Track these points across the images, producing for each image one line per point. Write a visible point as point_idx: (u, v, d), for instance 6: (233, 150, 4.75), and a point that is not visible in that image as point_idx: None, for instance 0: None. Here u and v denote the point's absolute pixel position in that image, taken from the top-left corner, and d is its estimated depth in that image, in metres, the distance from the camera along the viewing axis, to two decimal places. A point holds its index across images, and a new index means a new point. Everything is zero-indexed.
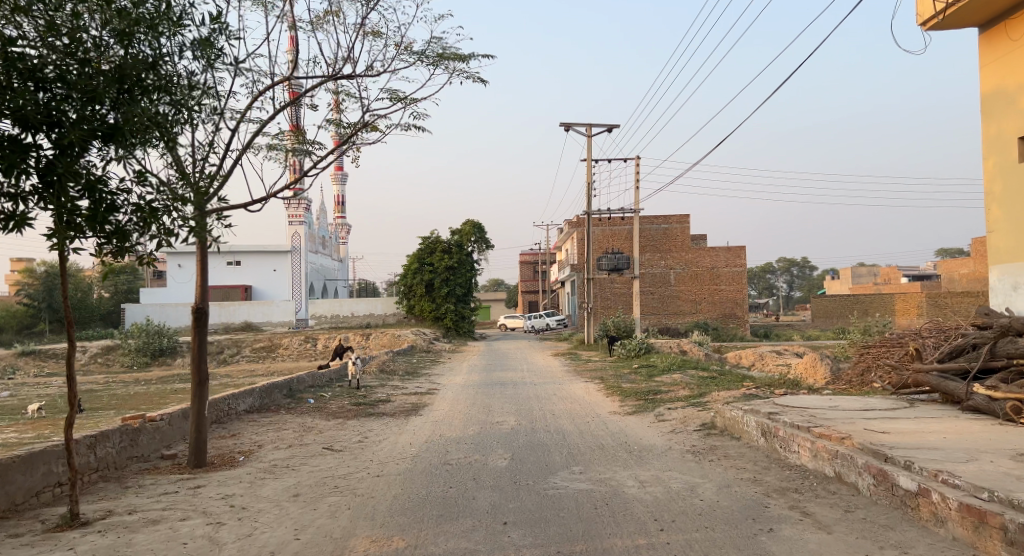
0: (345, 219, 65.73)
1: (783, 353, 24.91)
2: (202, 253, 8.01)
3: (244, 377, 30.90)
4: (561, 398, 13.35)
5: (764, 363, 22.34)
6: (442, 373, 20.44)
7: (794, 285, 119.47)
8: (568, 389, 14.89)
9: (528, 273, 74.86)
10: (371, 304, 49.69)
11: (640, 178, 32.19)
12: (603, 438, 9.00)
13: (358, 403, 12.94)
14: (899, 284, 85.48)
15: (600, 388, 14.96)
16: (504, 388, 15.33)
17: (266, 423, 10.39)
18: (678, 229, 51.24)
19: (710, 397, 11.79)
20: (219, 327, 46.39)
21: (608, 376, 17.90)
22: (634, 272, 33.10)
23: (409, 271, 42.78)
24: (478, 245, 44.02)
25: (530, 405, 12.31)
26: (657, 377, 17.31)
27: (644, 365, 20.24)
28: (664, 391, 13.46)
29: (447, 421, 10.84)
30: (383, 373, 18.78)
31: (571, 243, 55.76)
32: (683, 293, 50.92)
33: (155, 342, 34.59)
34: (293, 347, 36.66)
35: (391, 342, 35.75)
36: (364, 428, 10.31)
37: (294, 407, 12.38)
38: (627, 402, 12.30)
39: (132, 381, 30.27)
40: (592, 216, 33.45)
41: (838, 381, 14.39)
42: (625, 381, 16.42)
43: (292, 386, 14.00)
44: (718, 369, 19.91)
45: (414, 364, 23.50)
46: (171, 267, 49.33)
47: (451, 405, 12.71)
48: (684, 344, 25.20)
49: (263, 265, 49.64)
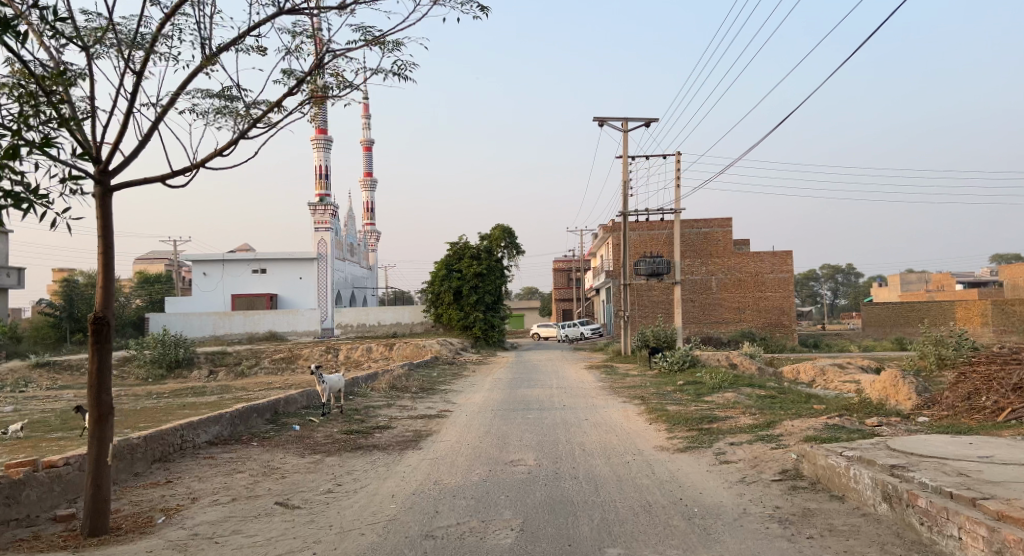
0: (374, 226, 64.42)
1: (846, 367, 22.17)
2: (104, 245, 5.87)
3: (259, 390, 29.08)
4: (593, 426, 11.04)
5: (828, 379, 19.69)
6: (462, 389, 18.28)
7: (838, 293, 115.55)
8: (605, 413, 12.57)
9: (562, 281, 72.68)
10: (398, 313, 47.55)
11: (681, 174, 29.77)
12: (651, 493, 6.66)
13: (350, 432, 10.78)
14: (953, 291, 81.51)
15: (640, 412, 12.59)
16: (527, 412, 13.03)
17: (224, 462, 8.24)
18: (720, 232, 48.37)
19: (782, 429, 9.35)
20: (244, 336, 44.86)
21: (650, 395, 15.48)
22: (675, 277, 30.62)
23: (435, 277, 40.80)
24: (508, 251, 41.89)
25: (555, 436, 10.02)
26: (706, 397, 14.87)
27: (690, 382, 17.79)
28: (720, 417, 11.07)
29: (450, 459, 8.65)
30: (393, 391, 16.66)
31: (605, 248, 53.43)
32: (726, 300, 48.10)
33: (172, 353, 33.02)
34: (314, 358, 34.91)
35: (415, 353, 33.75)
36: (345, 469, 8.15)
37: (271, 436, 10.30)
38: (676, 433, 9.90)
39: (144, 395, 28.56)
40: (629, 217, 30.97)
41: (933, 405, 11.81)
42: (669, 402, 13.98)
43: (277, 409, 11.94)
44: (774, 387, 17.40)
45: (433, 378, 21.41)
46: (196, 275, 48.18)
47: (460, 434, 10.50)
48: (733, 356, 22.65)
49: (288, 273, 48.25)
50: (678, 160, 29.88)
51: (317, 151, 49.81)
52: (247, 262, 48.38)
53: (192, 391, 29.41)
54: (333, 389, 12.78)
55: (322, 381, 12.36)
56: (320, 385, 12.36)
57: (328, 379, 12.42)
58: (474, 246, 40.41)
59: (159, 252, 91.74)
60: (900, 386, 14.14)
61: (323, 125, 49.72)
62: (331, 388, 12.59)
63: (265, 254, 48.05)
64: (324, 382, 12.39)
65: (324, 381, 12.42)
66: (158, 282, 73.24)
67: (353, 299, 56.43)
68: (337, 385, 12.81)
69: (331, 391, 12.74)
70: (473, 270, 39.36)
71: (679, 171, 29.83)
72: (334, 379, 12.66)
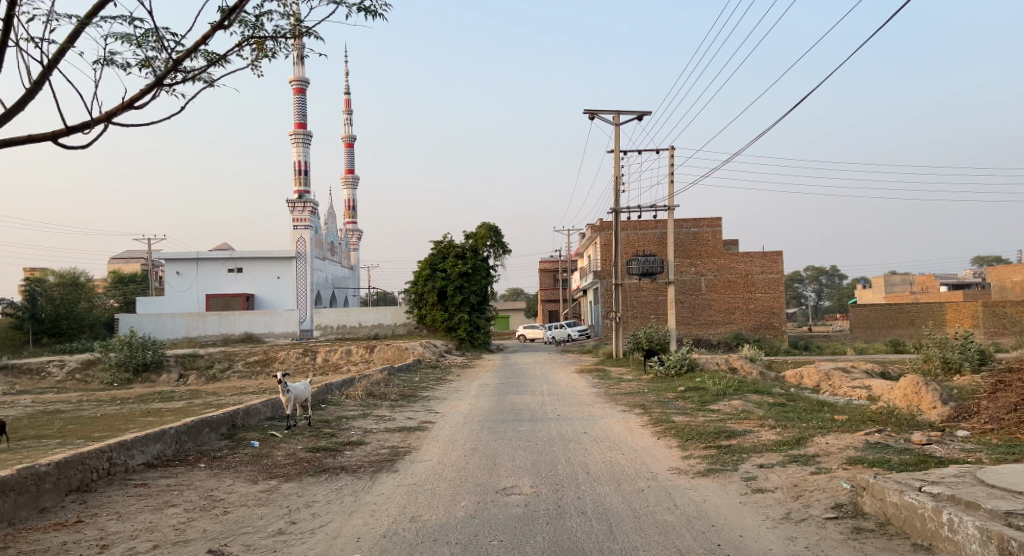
0: (356, 224, 62.99)
1: (851, 371, 21.07)
2: None
3: (231, 395, 27.54)
4: (594, 441, 9.78)
5: (836, 384, 18.52)
6: (446, 396, 16.98)
7: (822, 294, 115.87)
8: (607, 426, 11.26)
9: (548, 281, 71.60)
10: (380, 314, 45.57)
11: (674, 168, 28.62)
12: (678, 538, 5.36)
13: (316, 450, 9.39)
14: (939, 293, 81.26)
15: (644, 424, 11.31)
16: (518, 424, 11.69)
17: (158, 491, 6.83)
18: (710, 232, 47.32)
19: (816, 447, 8.07)
20: (218, 338, 43.16)
21: (651, 404, 14.21)
22: (668, 277, 29.47)
23: (419, 277, 39.32)
24: (494, 250, 40.48)
25: (551, 455, 8.69)
26: (712, 407, 13.61)
27: (691, 388, 16.57)
28: (737, 431, 9.82)
29: (432, 487, 7.30)
30: (371, 399, 15.30)
31: (593, 248, 52.28)
32: (715, 301, 47.07)
33: (139, 356, 31.31)
34: (290, 361, 33.40)
35: (396, 356, 32.34)
36: (306, 500, 6.80)
37: (222, 455, 8.88)
38: (692, 451, 8.62)
39: (107, 400, 26.91)
40: (621, 214, 29.69)
41: (970, 416, 10.62)
42: (675, 412, 12.70)
43: (235, 423, 10.54)
44: (781, 393, 16.22)
45: (414, 383, 20.09)
46: (169, 274, 46.41)
47: (443, 453, 9.13)
48: (732, 359, 21.42)
49: (266, 273, 46.67)
50: (672, 155, 28.74)
51: (296, 147, 48.31)
52: (222, 261, 46.70)
53: (160, 396, 27.81)
54: (298, 399, 11.39)
55: (286, 391, 10.98)
56: (283, 395, 10.96)
57: (292, 387, 11.04)
58: (459, 245, 39.05)
59: (135, 251, 89.52)
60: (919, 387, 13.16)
61: (303, 119, 48.21)
62: (295, 397, 11.22)
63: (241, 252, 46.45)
64: (287, 393, 11.01)
65: (288, 390, 11.03)
66: (133, 282, 71.33)
67: (334, 299, 54.77)
68: (302, 394, 11.42)
69: (296, 400, 11.34)
70: (458, 270, 37.98)
71: (673, 167, 28.67)
72: (298, 387, 11.27)
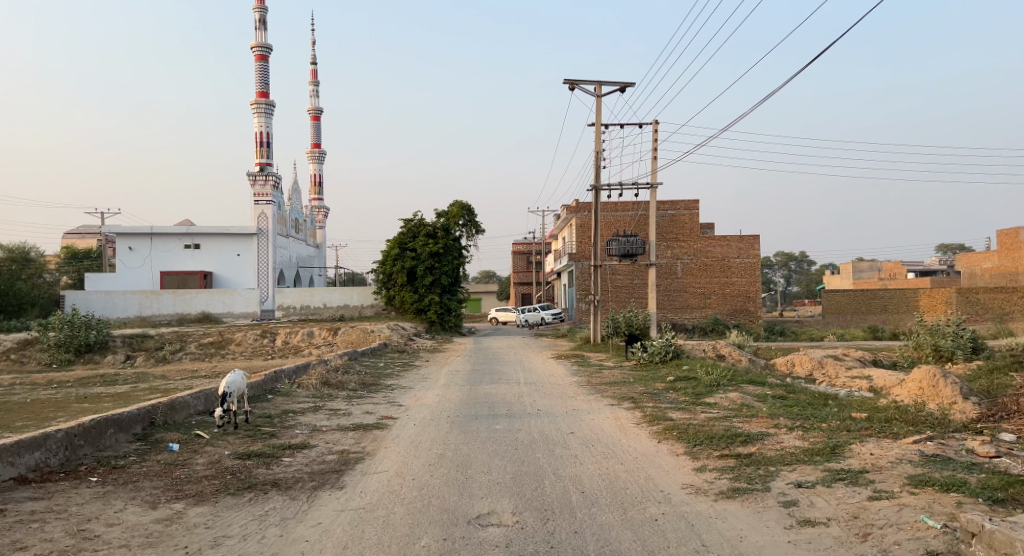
0: (322, 201, 60.78)
1: (843, 359, 19.83)
2: None
3: (181, 379, 25.56)
4: (585, 446, 8.25)
5: (832, 374, 17.22)
6: (412, 385, 15.33)
7: (792, 280, 116.39)
8: (596, 426, 9.77)
9: (521, 264, 70.07)
10: (345, 294, 43.35)
11: (657, 143, 27.14)
12: None
13: (246, 457, 7.68)
14: (906, 279, 81.73)
15: (640, 424, 9.71)
16: (493, 422, 10.13)
17: (12, 523, 5.12)
18: (686, 214, 46.36)
19: (860, 457, 6.50)
20: (173, 317, 40.87)
21: (641, 397, 12.68)
22: (649, 259, 27.99)
23: (387, 257, 37.46)
24: (466, 229, 38.75)
25: (536, 467, 7.11)
26: (709, 401, 12.10)
27: (680, 378, 15.11)
28: (753, 434, 8.21)
29: (385, 513, 5.69)
30: (325, 388, 13.58)
31: (569, 230, 50.87)
32: (691, 285, 45.97)
33: (82, 336, 29.11)
34: (247, 344, 31.41)
35: (361, 339, 30.57)
36: (215, 535, 5.15)
37: (126, 464, 7.15)
38: (706, 463, 7.01)
39: (42, 383, 24.80)
40: (600, 190, 28.15)
41: (1011, 417, 9.20)
42: (669, 408, 11.13)
43: (153, 420, 8.78)
44: (778, 384, 14.83)
45: (377, 370, 18.42)
46: (121, 249, 43.79)
47: (404, 462, 7.50)
48: (719, 345, 20.03)
49: (225, 250, 44.42)
50: (654, 130, 27.23)
51: (257, 117, 45.95)
52: (178, 236, 44.24)
53: (102, 379, 25.75)
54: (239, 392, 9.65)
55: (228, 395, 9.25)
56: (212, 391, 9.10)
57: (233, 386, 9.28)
58: (430, 224, 37.32)
59: (93, 225, 86.06)
60: (931, 376, 11.90)
61: (265, 88, 45.84)
62: (228, 393, 9.43)
63: (199, 227, 44.11)
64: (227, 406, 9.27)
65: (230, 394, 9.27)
66: (88, 259, 68.35)
67: (299, 279, 52.58)
68: (244, 385, 9.70)
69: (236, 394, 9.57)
70: (429, 250, 36.20)
71: (655, 143, 27.20)
72: (239, 380, 9.47)
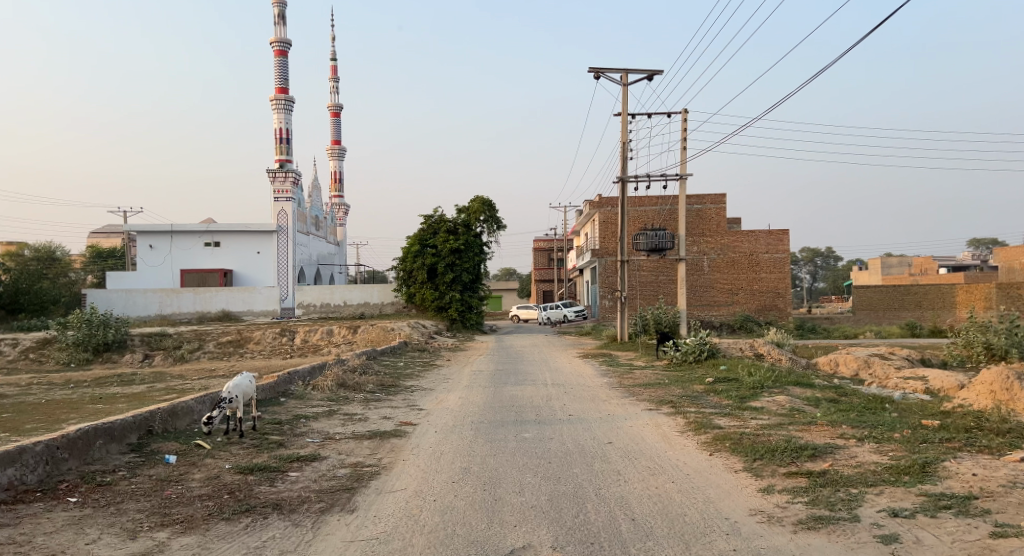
0: (342, 198, 60.35)
1: (890, 358, 18.67)
2: None
3: (198, 379, 25.00)
4: (627, 460, 7.31)
5: (880, 375, 16.09)
6: (433, 386, 14.48)
7: (818, 276, 114.25)
8: (636, 434, 8.82)
9: (542, 261, 69.11)
10: (366, 292, 42.68)
11: (686, 133, 26.10)
12: None
13: (248, 471, 6.88)
14: (938, 275, 79.53)
15: (686, 433, 8.73)
16: (520, 429, 9.23)
17: None
18: (713, 209, 44.77)
19: (959, 478, 5.48)
20: (193, 316, 40.50)
21: (680, 401, 11.70)
22: (678, 254, 26.88)
23: (407, 254, 36.71)
24: (488, 225, 37.91)
25: (573, 485, 6.20)
26: (756, 406, 11.08)
27: (720, 379, 14.10)
28: (819, 446, 7.19)
29: (401, 546, 4.82)
30: (340, 391, 12.79)
31: (591, 226, 49.83)
32: (718, 281, 44.74)
33: (99, 335, 28.72)
34: (265, 342, 30.84)
35: (380, 338, 29.86)
36: None
37: (112, 481, 6.37)
38: (773, 482, 6.02)
39: (59, 383, 24.36)
40: (627, 182, 27.11)
41: None
42: (715, 415, 10.14)
43: (150, 427, 8.02)
44: (826, 387, 13.78)
45: (397, 370, 17.65)
46: (142, 247, 43.54)
47: (424, 479, 6.63)
48: (757, 344, 18.97)
49: (245, 248, 44.05)
50: (683, 119, 26.18)
51: (277, 114, 45.50)
52: (198, 234, 43.91)
53: (119, 379, 25.26)
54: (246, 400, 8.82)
55: (231, 403, 8.39)
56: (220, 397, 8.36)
57: (236, 391, 8.45)
58: (450, 220, 36.59)
59: (116, 224, 86.48)
60: (1002, 377, 10.80)
61: (285, 84, 45.36)
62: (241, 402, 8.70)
63: (220, 225, 43.75)
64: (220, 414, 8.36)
65: (232, 400, 8.42)
66: (113, 258, 68.62)
67: (319, 277, 52.11)
68: (251, 392, 8.86)
69: (243, 402, 8.76)
70: (450, 246, 35.43)
71: (685, 133, 26.17)
72: (242, 385, 8.64)
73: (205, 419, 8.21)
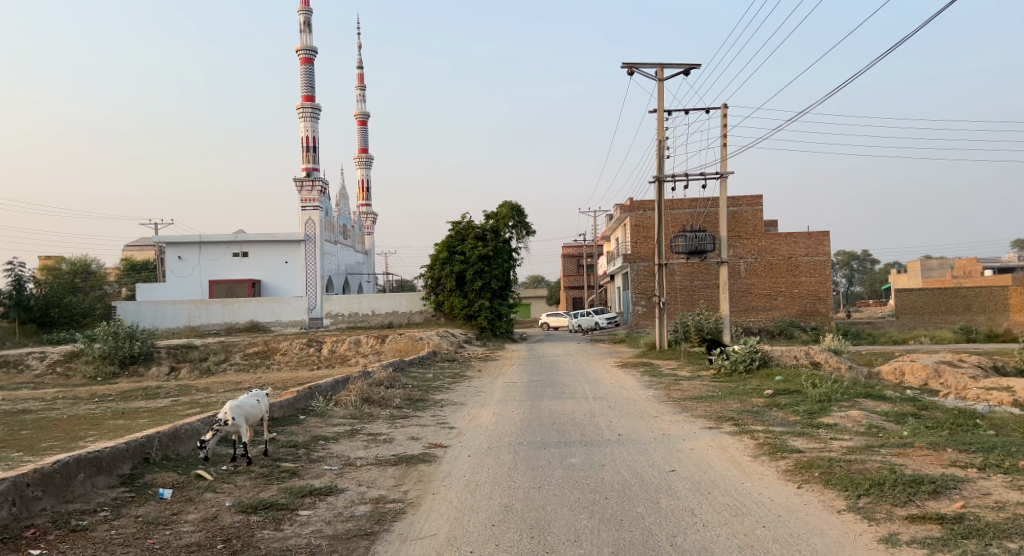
0: (370, 207, 59.82)
1: (959, 366, 17.16)
2: None
3: (223, 392, 24.21)
4: (699, 495, 6.12)
5: (954, 386, 14.68)
6: (464, 401, 13.38)
7: (854, 280, 111.20)
8: (701, 459, 7.62)
9: (571, 267, 67.84)
10: (394, 301, 41.80)
11: (726, 129, 24.82)
12: None
13: (252, 510, 5.84)
14: (983, 277, 76.75)
15: (761, 459, 7.51)
16: (566, 452, 8.06)
17: None
18: (750, 211, 43.10)
19: None
20: (221, 327, 40.01)
21: (741, 417, 10.46)
22: (720, 257, 25.51)
23: (435, 261, 35.79)
24: (517, 231, 36.89)
25: (641, 534, 5.03)
26: (830, 423, 9.79)
27: (780, 391, 12.79)
28: (936, 477, 5.95)
29: None
30: (363, 406, 11.76)
31: (622, 231, 48.52)
32: (755, 286, 43.08)
33: (126, 348, 28.18)
34: (293, 353, 30.07)
35: (409, 348, 28.90)
36: None
37: (88, 526, 5.35)
38: (896, 529, 4.81)
39: (83, 397, 23.72)
40: (665, 181, 25.83)
41: None
42: (789, 434, 8.90)
43: (147, 454, 7.03)
44: (902, 400, 12.39)
45: (425, 382, 16.60)
46: (170, 259, 43.15)
47: (457, 522, 5.51)
48: (812, 351, 17.59)
49: (273, 258, 43.57)
50: (723, 114, 24.90)
51: (304, 122, 45.03)
52: (226, 244, 43.49)
53: (144, 392, 24.57)
54: (252, 423, 7.76)
55: (224, 427, 7.36)
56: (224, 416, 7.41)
57: (232, 414, 7.37)
58: (479, 227, 35.59)
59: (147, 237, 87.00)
60: None
61: (311, 92, 44.94)
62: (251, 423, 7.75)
63: (248, 235, 43.28)
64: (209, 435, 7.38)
65: (226, 423, 7.38)
66: (146, 270, 68.85)
67: (348, 287, 51.48)
68: (258, 414, 7.78)
69: (251, 425, 7.71)
70: (479, 253, 34.46)
71: (725, 128, 24.87)
72: (243, 406, 7.56)
73: (199, 442, 7.28)
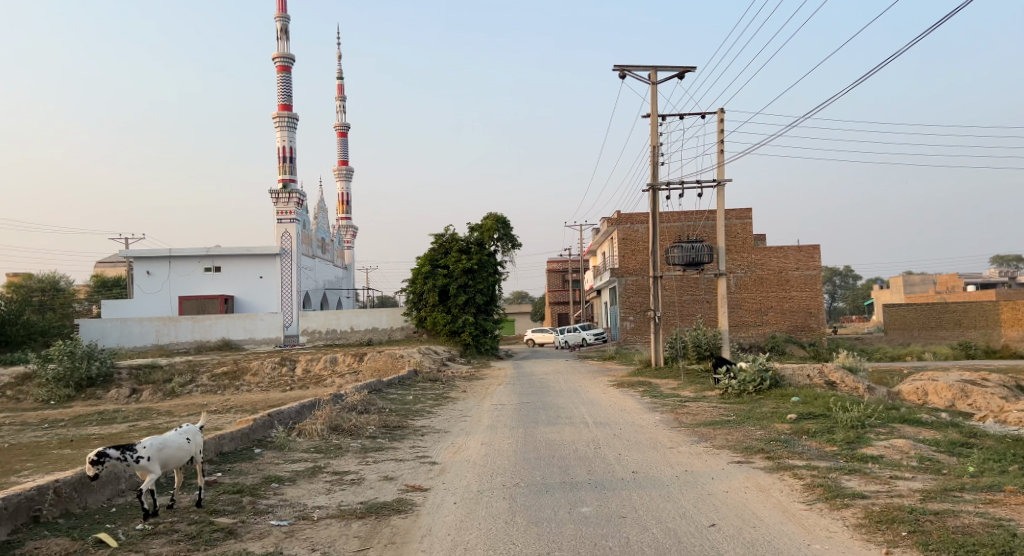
0: (349, 220, 58.15)
1: (983, 385, 15.83)
2: None
3: (186, 416, 22.35)
4: None
5: (987, 408, 13.34)
6: (448, 428, 11.79)
7: (836, 296, 111.00)
8: (743, 507, 6.11)
9: (556, 283, 66.43)
10: (374, 317, 40.04)
11: (723, 134, 23.63)
12: None
13: None
14: (966, 292, 76.47)
15: (820, 507, 6.00)
16: (575, 499, 6.54)
17: None
18: (739, 224, 41.94)
19: None
20: (191, 345, 38.06)
21: (770, 448, 8.98)
22: (717, 268, 24.15)
23: (417, 275, 34.18)
24: (502, 244, 35.43)
25: None
26: (878, 456, 8.34)
27: (803, 416, 11.34)
28: None
29: None
30: (329, 437, 10.14)
31: (609, 245, 47.24)
32: (745, 301, 41.90)
33: (83, 369, 26.25)
34: (264, 373, 28.23)
35: (388, 366, 27.25)
36: None
37: None
38: None
39: (32, 423, 21.76)
40: (658, 190, 24.55)
41: None
42: (837, 472, 7.43)
43: (34, 512, 5.42)
44: (942, 425, 10.99)
45: (403, 405, 15.02)
46: (139, 274, 41.22)
47: None
48: (826, 369, 16.19)
49: (247, 272, 41.75)
50: (719, 119, 23.72)
51: (280, 131, 43.42)
52: (198, 258, 41.61)
53: (99, 417, 22.64)
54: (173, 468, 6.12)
55: (136, 463, 5.71)
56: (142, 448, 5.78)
57: (151, 451, 5.74)
58: (462, 239, 34.14)
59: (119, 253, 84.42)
60: None
61: (288, 101, 43.40)
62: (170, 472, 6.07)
63: (220, 249, 41.45)
64: (111, 459, 5.69)
65: (141, 459, 5.73)
66: (117, 287, 66.45)
67: (326, 302, 49.64)
68: (183, 459, 6.14)
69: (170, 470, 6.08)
70: (462, 266, 32.98)
71: (722, 133, 23.66)
72: (168, 448, 5.95)
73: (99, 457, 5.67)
